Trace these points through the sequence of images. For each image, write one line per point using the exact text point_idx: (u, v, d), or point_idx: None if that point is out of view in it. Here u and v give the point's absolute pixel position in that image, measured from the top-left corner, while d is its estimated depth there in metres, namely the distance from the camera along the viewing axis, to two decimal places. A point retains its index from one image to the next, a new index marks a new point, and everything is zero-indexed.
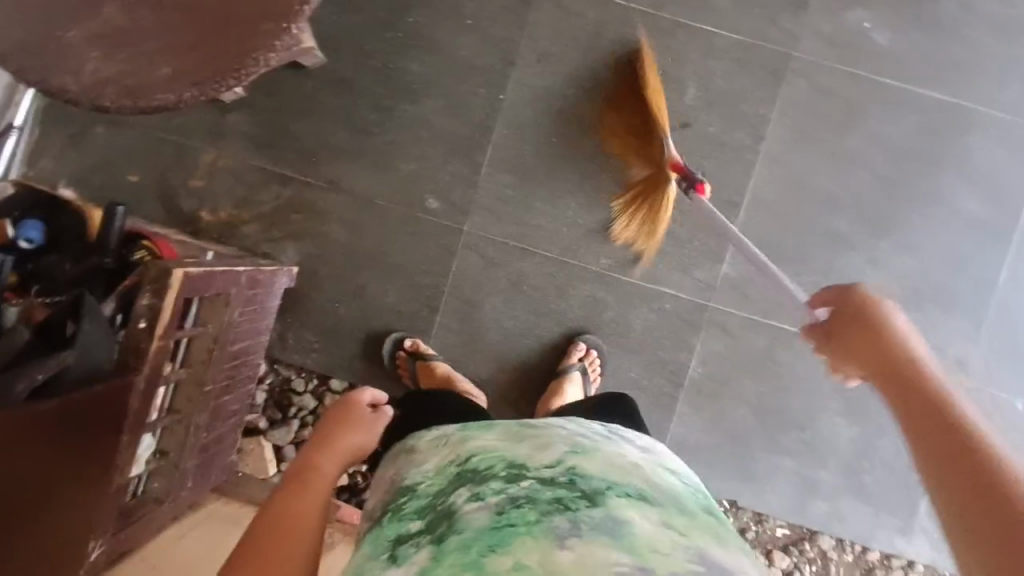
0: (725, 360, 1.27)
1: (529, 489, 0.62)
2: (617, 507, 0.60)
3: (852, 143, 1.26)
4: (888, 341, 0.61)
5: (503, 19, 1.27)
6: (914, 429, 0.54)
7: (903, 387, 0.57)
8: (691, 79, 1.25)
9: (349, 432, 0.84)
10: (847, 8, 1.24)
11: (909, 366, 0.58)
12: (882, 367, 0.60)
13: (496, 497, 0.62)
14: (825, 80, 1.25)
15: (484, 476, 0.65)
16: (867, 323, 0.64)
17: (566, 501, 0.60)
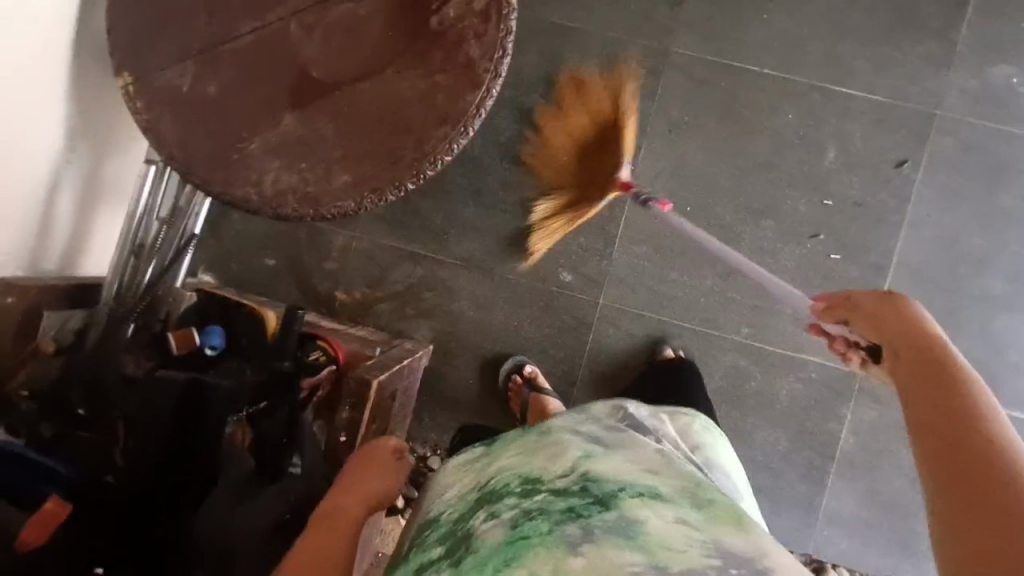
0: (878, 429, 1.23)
1: (543, 501, 0.61)
2: (629, 508, 0.59)
3: (1004, 201, 1.20)
4: (954, 397, 0.53)
5: (631, 90, 1.25)
6: (968, 464, 0.48)
7: (951, 430, 0.51)
8: (829, 142, 1.22)
9: (365, 479, 0.71)
10: (993, 61, 1.20)
11: (992, 434, 0.49)
12: (938, 409, 0.52)
13: (512, 512, 0.61)
14: (972, 137, 1.20)
15: (499, 491, 0.65)
16: (940, 366, 0.56)
17: (578, 509, 0.59)
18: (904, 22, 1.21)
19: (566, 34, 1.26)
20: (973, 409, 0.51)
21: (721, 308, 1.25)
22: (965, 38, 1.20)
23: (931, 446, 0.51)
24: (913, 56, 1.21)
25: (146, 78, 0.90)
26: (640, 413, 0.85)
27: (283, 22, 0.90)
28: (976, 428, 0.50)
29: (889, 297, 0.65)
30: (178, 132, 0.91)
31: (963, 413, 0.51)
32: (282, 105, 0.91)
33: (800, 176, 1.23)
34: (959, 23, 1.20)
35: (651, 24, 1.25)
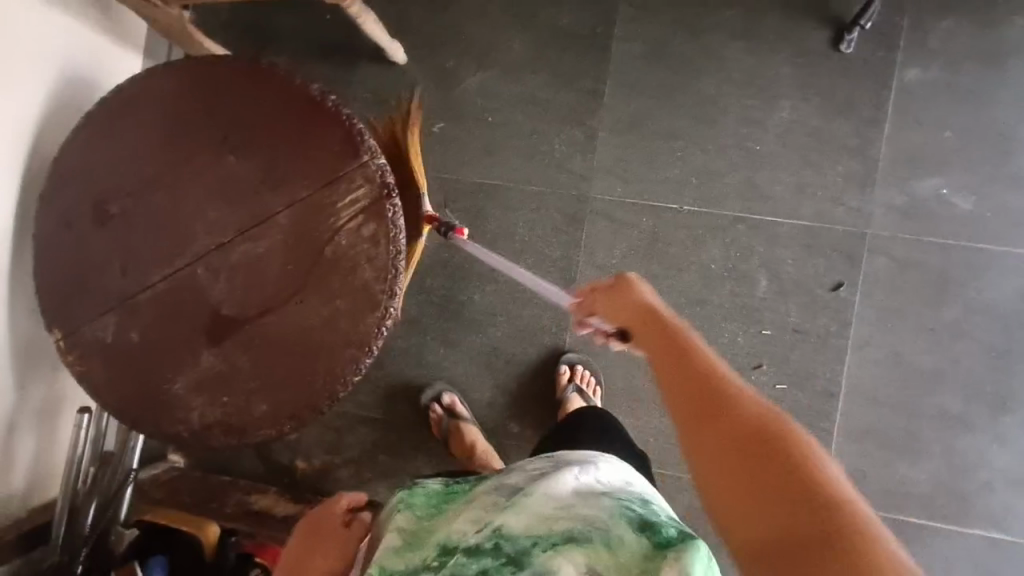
0: None
1: (456, 569, 0.61)
2: (541, 565, 0.57)
3: (950, 315, 1.16)
4: (707, 386, 0.57)
5: (556, 239, 1.27)
6: (766, 500, 0.48)
7: (735, 458, 0.51)
8: (760, 271, 1.21)
9: (315, 557, 0.77)
10: (917, 176, 1.17)
11: (772, 431, 0.51)
12: (730, 426, 0.53)
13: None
14: (907, 253, 1.17)
15: (419, 568, 0.65)
16: (685, 349, 0.62)
17: (491, 572, 0.59)
18: (820, 145, 1.19)
19: (487, 191, 1.29)
20: (746, 409, 0.53)
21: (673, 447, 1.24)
22: (884, 154, 1.18)
23: (727, 493, 0.50)
24: (835, 178, 1.19)
25: (76, 333, 0.97)
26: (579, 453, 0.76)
27: (190, 269, 0.95)
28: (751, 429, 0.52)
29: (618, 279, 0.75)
30: (108, 379, 0.97)
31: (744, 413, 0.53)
32: (199, 344, 0.95)
33: (735, 308, 1.22)
34: (877, 141, 1.18)
35: (566, 173, 1.27)
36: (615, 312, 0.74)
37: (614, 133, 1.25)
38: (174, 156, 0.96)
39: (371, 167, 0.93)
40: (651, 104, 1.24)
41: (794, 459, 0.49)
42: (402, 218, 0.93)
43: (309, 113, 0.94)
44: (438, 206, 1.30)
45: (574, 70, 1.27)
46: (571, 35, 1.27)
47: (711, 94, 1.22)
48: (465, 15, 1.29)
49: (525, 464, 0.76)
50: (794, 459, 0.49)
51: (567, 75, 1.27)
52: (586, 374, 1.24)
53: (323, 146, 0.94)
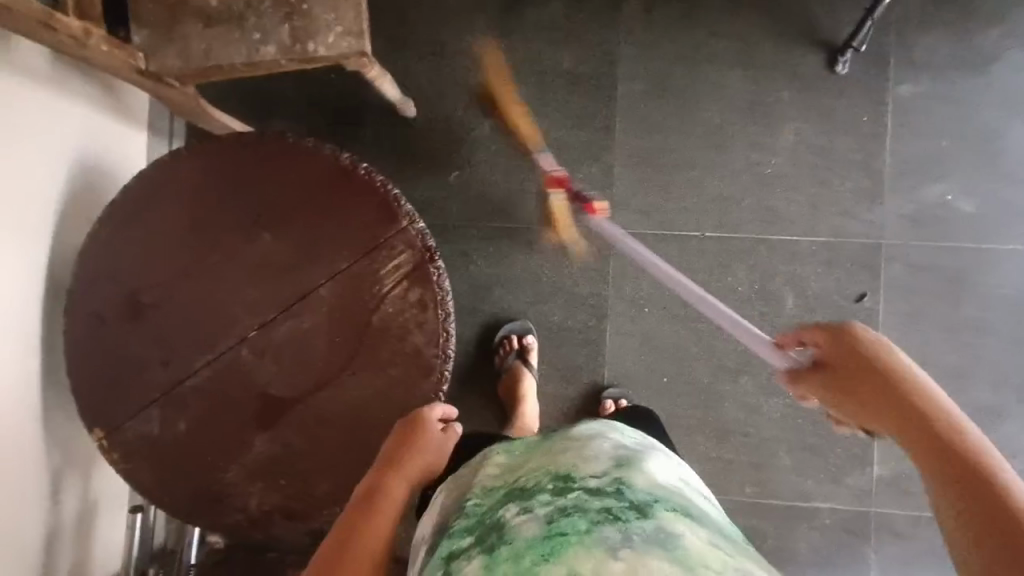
0: (905, 563, 1.21)
1: (578, 499, 0.61)
2: (667, 520, 0.58)
3: (969, 313, 1.21)
4: (914, 393, 0.57)
5: (583, 276, 1.28)
6: (962, 500, 0.49)
7: (943, 472, 0.51)
8: (785, 289, 1.24)
9: (419, 451, 0.75)
10: (922, 183, 1.22)
11: (951, 445, 0.52)
12: (925, 443, 0.53)
13: (545, 509, 0.61)
14: (921, 258, 1.22)
15: (529, 491, 0.65)
16: (938, 418, 0.54)
17: (615, 511, 0.59)
18: (829, 162, 1.24)
19: (509, 235, 1.30)
20: (927, 409, 0.55)
21: (721, 469, 1.25)
22: (889, 166, 1.23)
23: (973, 489, 0.49)
24: (845, 192, 1.23)
25: (118, 431, 0.93)
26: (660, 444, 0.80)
27: (234, 351, 0.93)
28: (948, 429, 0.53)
29: (836, 332, 0.63)
30: (158, 476, 0.93)
31: (925, 436, 0.54)
32: (250, 428, 0.93)
33: (765, 327, 1.24)
34: (880, 154, 1.23)
35: (586, 210, 1.29)
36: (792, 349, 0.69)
37: (628, 167, 1.28)
38: (206, 237, 0.94)
39: (411, 232, 0.92)
40: (661, 136, 1.27)
41: (973, 460, 0.51)
42: (447, 280, 0.92)
43: (341, 183, 0.93)
44: (462, 254, 1.31)
45: (581, 109, 1.29)
46: (575, 76, 1.29)
47: (718, 122, 1.26)
48: (468, 64, 1.31)
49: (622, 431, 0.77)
50: (955, 444, 0.52)
51: (575, 114, 1.29)
52: (619, 403, 1.24)
53: (358, 213, 0.93)
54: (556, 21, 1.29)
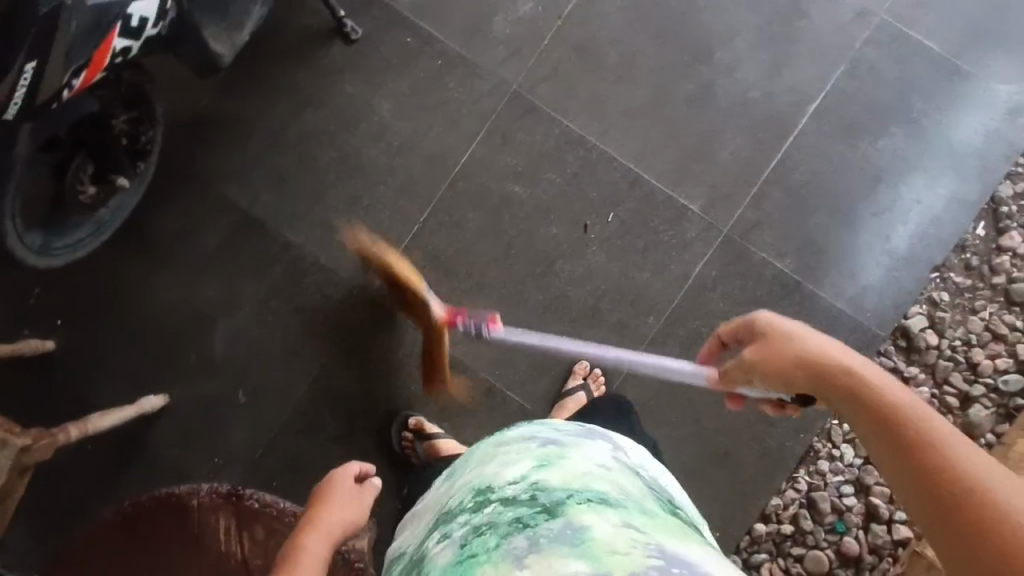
0: (784, 233, 1.27)
1: (491, 516, 0.66)
2: (574, 513, 0.63)
3: (611, 58, 1.29)
4: (881, 423, 0.55)
5: (394, 339, 1.31)
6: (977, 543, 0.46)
7: (959, 534, 0.47)
8: (507, 184, 1.30)
9: (332, 508, 0.75)
10: (487, 28, 1.30)
11: (954, 476, 0.49)
12: (920, 470, 0.51)
13: (462, 531, 0.67)
14: (545, 65, 1.29)
15: (454, 513, 0.71)
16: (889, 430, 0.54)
17: (524, 518, 0.64)
18: (424, 86, 1.30)
19: (323, 380, 1.31)
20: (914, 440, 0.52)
21: (624, 331, 1.29)
22: (459, 41, 1.30)
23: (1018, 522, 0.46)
24: (457, 91, 1.30)
25: None
26: (610, 431, 0.85)
27: None
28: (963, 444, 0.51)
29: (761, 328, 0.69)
30: None
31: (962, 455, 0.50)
32: None
33: (526, 220, 1.30)
34: (443, 45, 1.30)
35: (343, 303, 1.32)
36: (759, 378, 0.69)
37: (330, 247, 1.31)
38: None
39: (204, 498, 0.94)
40: (323, 203, 1.31)
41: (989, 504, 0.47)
42: (266, 493, 0.95)
43: (129, 531, 0.93)
44: (314, 430, 1.31)
45: (256, 254, 1.31)
46: (226, 240, 1.31)
47: (337, 153, 1.31)
48: (157, 323, 1.31)
49: (567, 425, 0.84)
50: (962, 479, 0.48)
51: (258, 262, 1.32)
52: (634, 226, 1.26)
53: (159, 534, 0.93)
54: (169, 229, 1.31)
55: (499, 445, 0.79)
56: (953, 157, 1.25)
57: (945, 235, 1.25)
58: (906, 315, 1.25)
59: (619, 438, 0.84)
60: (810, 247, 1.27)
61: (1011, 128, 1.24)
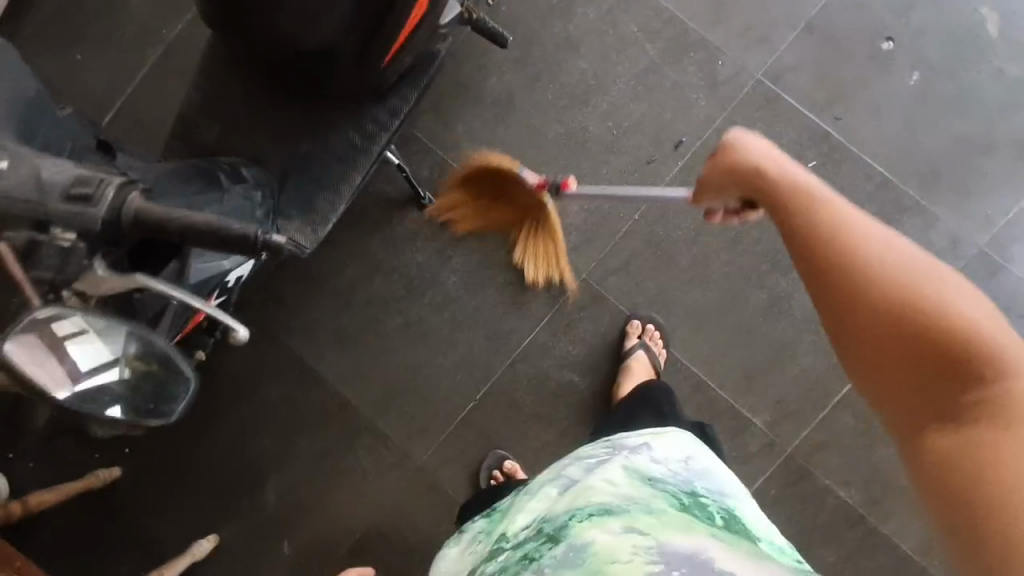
0: (851, 464, 1.22)
1: (515, 554, 0.78)
2: (575, 534, 0.72)
3: (683, 258, 1.26)
4: (802, 218, 0.59)
5: (437, 511, 1.31)
6: (909, 363, 0.51)
7: (915, 363, 0.51)
8: (567, 373, 1.29)
9: None
10: (561, 214, 1.29)
11: (895, 299, 0.52)
12: (831, 309, 0.55)
13: (490, 568, 0.80)
14: (615, 258, 1.28)
15: (492, 554, 0.84)
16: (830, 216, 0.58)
17: (539, 551, 0.75)
18: (493, 265, 1.31)
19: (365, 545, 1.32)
20: (856, 247, 0.55)
21: None
22: (532, 224, 1.30)
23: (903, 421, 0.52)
24: (525, 273, 1.30)
25: None
26: (630, 439, 0.93)
27: None
28: (881, 260, 0.54)
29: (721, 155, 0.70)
30: None
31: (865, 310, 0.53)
32: None
33: (582, 411, 1.29)
34: (515, 227, 1.30)
35: (393, 469, 1.33)
36: (721, 186, 0.71)
37: (386, 411, 1.33)
38: None
39: None
40: (382, 367, 1.33)
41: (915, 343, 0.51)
42: None
43: None
44: None
45: (315, 409, 1.35)
46: (288, 392, 1.35)
47: (401, 321, 1.33)
48: (215, 464, 1.35)
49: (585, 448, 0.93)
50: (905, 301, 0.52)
51: (316, 417, 1.35)
52: (655, 332, 1.25)
53: None
54: (235, 376, 1.36)
55: (527, 490, 0.91)
56: None
57: None
58: None
59: (635, 437, 0.94)
60: (875, 480, 1.21)
61: None
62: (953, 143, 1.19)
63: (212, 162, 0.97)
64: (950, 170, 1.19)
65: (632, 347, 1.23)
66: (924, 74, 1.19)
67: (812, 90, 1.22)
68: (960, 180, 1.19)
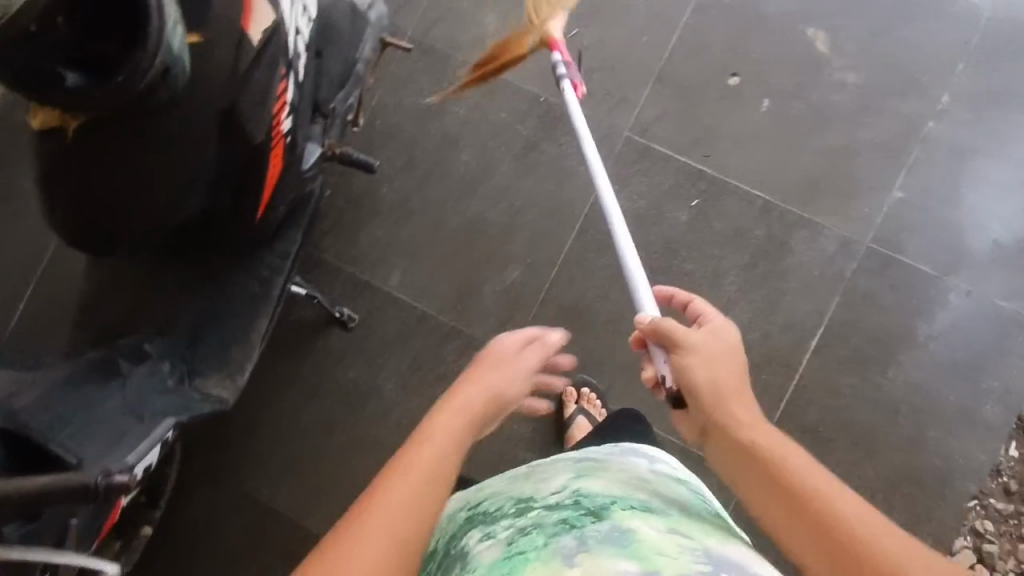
0: None
1: (536, 517, 0.67)
2: (621, 518, 0.64)
3: (602, 315, 1.30)
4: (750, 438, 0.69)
5: None
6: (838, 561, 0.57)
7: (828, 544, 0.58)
8: (518, 452, 1.30)
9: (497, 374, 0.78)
10: (478, 300, 1.33)
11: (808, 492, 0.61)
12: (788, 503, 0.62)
13: (507, 531, 0.66)
14: (539, 328, 1.31)
15: (493, 515, 0.71)
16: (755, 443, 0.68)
17: (571, 520, 0.64)
18: (424, 362, 1.33)
19: None
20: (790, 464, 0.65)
21: None
22: (451, 316, 1.33)
23: None
24: (456, 364, 1.32)
25: None
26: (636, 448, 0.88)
27: None
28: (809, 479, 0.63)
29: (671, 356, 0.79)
30: None
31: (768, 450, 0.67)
32: None
33: None
34: (437, 322, 1.33)
35: None
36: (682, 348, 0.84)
37: None
38: None
39: None
40: (337, 487, 1.32)
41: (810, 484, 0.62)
42: None
43: None
44: None
45: (280, 546, 1.32)
46: (251, 535, 1.33)
47: (347, 438, 1.33)
48: None
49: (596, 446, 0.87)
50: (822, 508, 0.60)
51: (281, 554, 1.32)
52: (592, 394, 1.27)
53: None
54: (196, 529, 1.34)
55: (539, 462, 0.82)
56: (969, 378, 1.19)
57: (975, 462, 1.17)
58: (951, 552, 1.15)
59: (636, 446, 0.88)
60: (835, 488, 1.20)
61: (1021, 343, 1.19)
62: (818, 153, 1.26)
63: (111, 348, 0.99)
64: (823, 179, 1.26)
65: (573, 415, 1.26)
66: (774, 97, 1.28)
67: (679, 134, 1.30)
68: (833, 185, 1.25)
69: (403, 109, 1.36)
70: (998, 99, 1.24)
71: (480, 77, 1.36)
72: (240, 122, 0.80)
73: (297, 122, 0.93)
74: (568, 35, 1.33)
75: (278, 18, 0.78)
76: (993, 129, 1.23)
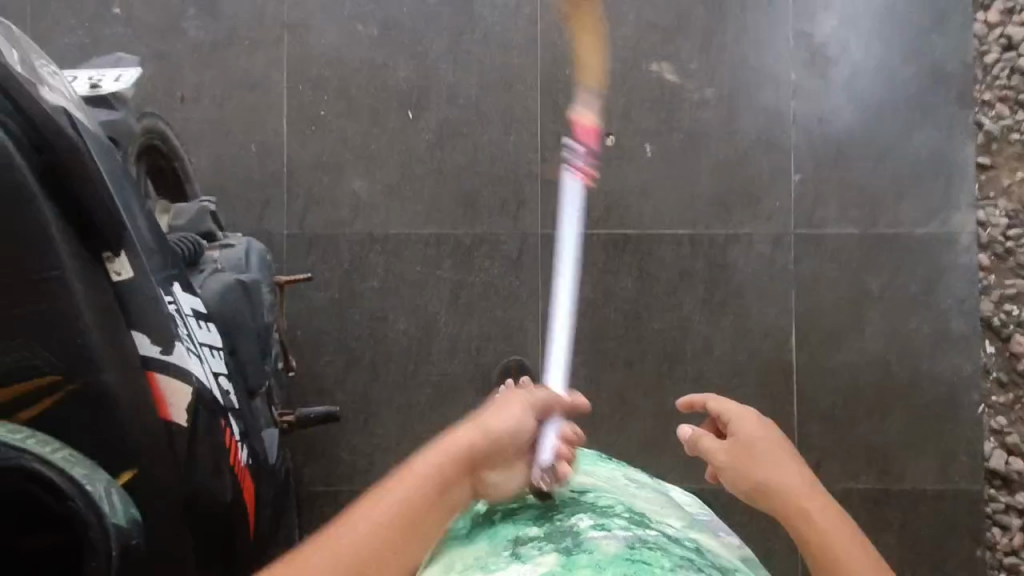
0: (845, 456, 1.28)
1: (659, 539, 0.61)
2: None
3: (603, 408, 1.29)
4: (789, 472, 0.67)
5: None
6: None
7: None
8: None
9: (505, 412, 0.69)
10: None
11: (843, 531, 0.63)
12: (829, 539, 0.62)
13: (626, 533, 0.60)
14: None
15: (607, 510, 0.65)
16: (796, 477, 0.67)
17: (700, 565, 0.59)
18: None
19: None
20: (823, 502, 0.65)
21: None
22: None
23: None
24: None
25: None
26: None
27: None
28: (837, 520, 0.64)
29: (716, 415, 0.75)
30: None
31: (730, 412, 0.73)
32: None
33: None
34: None
35: None
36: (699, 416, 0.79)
37: None
38: None
39: None
40: None
41: (768, 439, 0.69)
42: None
43: None
44: None
45: None
46: None
47: None
48: None
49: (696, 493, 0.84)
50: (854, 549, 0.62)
51: None
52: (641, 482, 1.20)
53: None
54: None
55: (651, 489, 0.77)
56: (928, 307, 1.29)
57: (967, 374, 1.28)
58: (983, 459, 1.27)
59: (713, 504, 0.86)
60: (872, 454, 1.28)
61: (953, 256, 1.29)
62: (714, 171, 1.30)
63: None
64: (730, 194, 1.30)
65: None
66: (653, 140, 1.30)
67: (588, 212, 1.30)
68: (741, 194, 1.30)
69: (318, 309, 1.28)
70: (832, 56, 1.31)
71: (377, 244, 1.29)
72: (202, 513, 0.69)
73: (250, 441, 0.85)
74: (442, 167, 1.29)
75: (196, 385, 0.69)
76: (839, 83, 1.31)
